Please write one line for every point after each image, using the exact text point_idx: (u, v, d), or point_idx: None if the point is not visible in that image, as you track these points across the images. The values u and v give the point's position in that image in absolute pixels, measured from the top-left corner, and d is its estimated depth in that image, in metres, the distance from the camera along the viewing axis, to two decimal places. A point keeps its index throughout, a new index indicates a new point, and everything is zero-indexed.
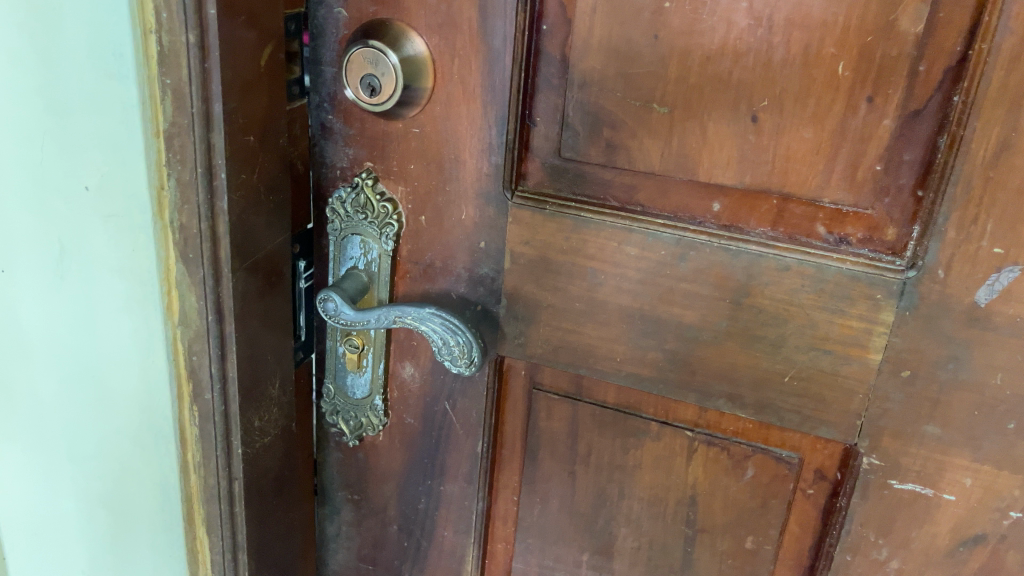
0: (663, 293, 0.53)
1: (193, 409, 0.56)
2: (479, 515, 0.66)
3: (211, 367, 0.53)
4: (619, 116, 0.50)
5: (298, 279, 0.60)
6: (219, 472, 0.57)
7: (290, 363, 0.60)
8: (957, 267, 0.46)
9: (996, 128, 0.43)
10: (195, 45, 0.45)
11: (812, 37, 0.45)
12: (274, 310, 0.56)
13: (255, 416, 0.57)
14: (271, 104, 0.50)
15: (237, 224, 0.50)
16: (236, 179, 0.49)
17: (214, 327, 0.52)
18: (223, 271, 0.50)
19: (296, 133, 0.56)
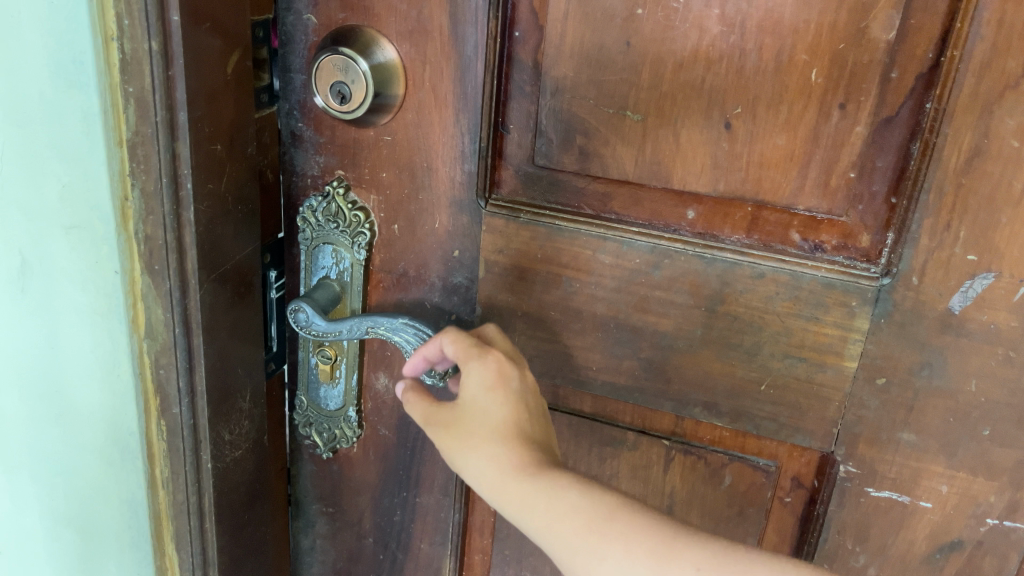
0: (638, 301, 0.53)
1: (161, 424, 0.55)
2: (456, 527, 0.65)
3: (179, 381, 0.52)
4: (592, 124, 0.50)
5: (270, 289, 0.59)
6: (188, 488, 0.55)
7: (261, 374, 0.59)
8: (930, 274, 0.46)
9: (967, 134, 0.43)
10: (158, 52, 0.43)
11: (784, 44, 0.45)
12: (243, 322, 0.55)
13: (224, 429, 0.56)
14: (238, 112, 0.49)
15: (204, 234, 0.49)
16: (202, 189, 0.48)
17: (181, 340, 0.51)
18: (189, 284, 0.49)
19: (266, 142, 0.55)
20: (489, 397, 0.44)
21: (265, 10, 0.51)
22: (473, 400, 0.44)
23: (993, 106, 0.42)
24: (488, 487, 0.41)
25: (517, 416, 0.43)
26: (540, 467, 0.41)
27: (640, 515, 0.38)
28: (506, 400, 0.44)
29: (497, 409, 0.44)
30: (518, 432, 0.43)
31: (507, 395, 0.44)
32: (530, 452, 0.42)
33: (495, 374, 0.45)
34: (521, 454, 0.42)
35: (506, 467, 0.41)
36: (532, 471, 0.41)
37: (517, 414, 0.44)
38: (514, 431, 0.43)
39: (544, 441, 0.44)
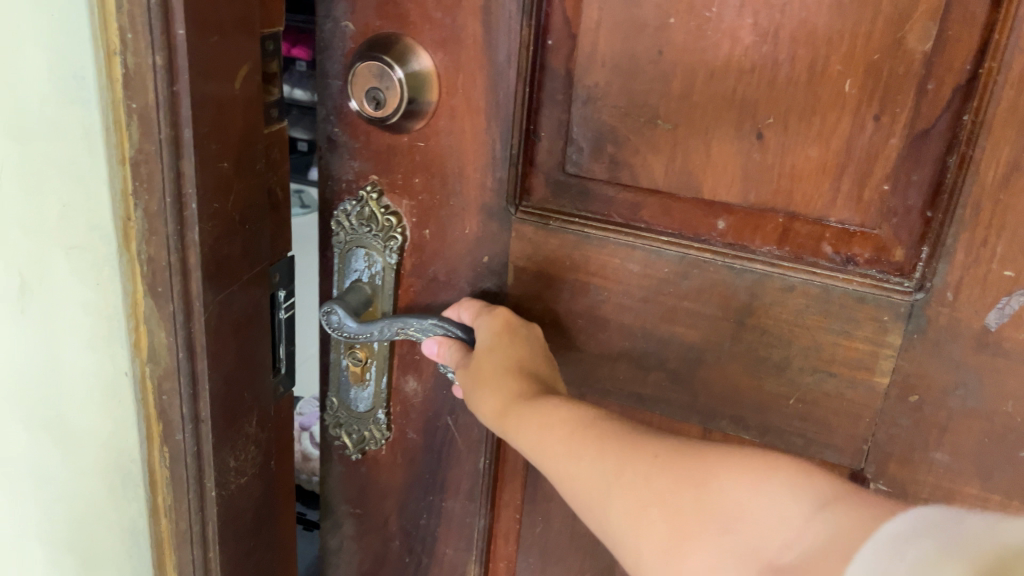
0: (665, 311, 0.52)
1: (164, 450, 0.56)
2: (481, 533, 0.65)
3: (182, 408, 0.53)
4: (624, 132, 0.50)
5: (278, 309, 0.61)
6: (192, 516, 0.57)
7: (269, 398, 0.60)
8: (966, 290, 0.45)
9: (1005, 148, 0.42)
10: (162, 67, 0.44)
11: (818, 54, 0.44)
12: (250, 343, 0.56)
13: (230, 456, 0.57)
14: (247, 127, 0.51)
15: (209, 254, 0.50)
16: (208, 209, 0.49)
17: (186, 364, 0.52)
18: (194, 308, 0.50)
19: (275, 157, 0.56)
20: (496, 340, 0.50)
21: (277, 21, 0.52)
22: (484, 345, 0.50)
23: None
24: (499, 416, 0.47)
25: (523, 356, 0.50)
26: (539, 395, 0.47)
27: (618, 424, 0.43)
28: (515, 343, 0.50)
29: (504, 350, 0.50)
30: (524, 368, 0.49)
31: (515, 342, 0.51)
32: (532, 385, 0.48)
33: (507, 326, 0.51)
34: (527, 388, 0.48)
35: (512, 395, 0.47)
36: (532, 397, 0.47)
37: (523, 354, 0.50)
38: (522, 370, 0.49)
39: (549, 379, 0.49)
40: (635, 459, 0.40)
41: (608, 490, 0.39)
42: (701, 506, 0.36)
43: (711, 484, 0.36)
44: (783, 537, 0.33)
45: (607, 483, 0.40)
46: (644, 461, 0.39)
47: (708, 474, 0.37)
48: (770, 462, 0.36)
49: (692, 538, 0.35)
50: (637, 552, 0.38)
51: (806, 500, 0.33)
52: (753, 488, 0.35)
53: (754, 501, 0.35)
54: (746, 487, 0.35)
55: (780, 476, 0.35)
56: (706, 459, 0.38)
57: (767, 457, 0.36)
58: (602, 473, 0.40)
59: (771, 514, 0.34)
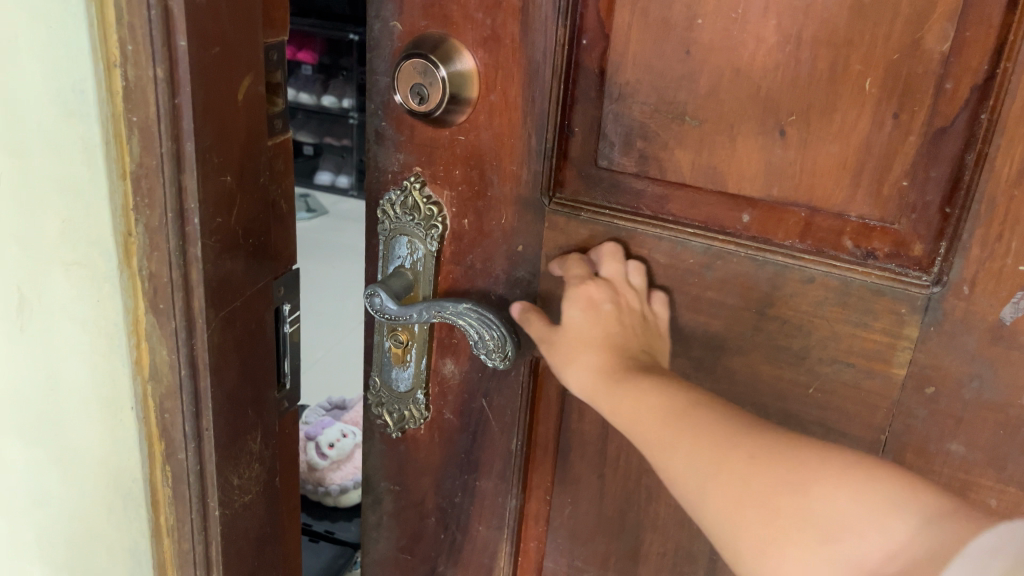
0: (690, 301, 0.55)
1: (166, 469, 0.61)
2: (513, 512, 0.68)
3: (185, 428, 0.58)
4: (653, 128, 0.52)
5: (283, 322, 0.65)
6: (195, 535, 0.62)
7: (271, 416, 0.65)
8: (981, 284, 0.46)
9: (1019, 145, 0.44)
10: (162, 79, 0.48)
11: (838, 54, 0.46)
12: (252, 359, 0.61)
13: (233, 475, 0.62)
14: (249, 140, 0.55)
15: (212, 268, 0.54)
16: (211, 223, 0.53)
17: (188, 382, 0.57)
18: (197, 322, 0.55)
19: (280, 169, 0.60)
20: (587, 324, 0.54)
21: (280, 33, 0.57)
22: (574, 329, 0.54)
23: None
24: (589, 392, 0.52)
25: (610, 334, 0.53)
26: (631, 377, 0.51)
27: (709, 411, 0.47)
28: (603, 321, 0.54)
29: (592, 331, 0.54)
30: (614, 346, 0.53)
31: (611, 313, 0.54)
32: (625, 364, 0.52)
33: (606, 297, 0.54)
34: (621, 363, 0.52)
35: (604, 376, 0.52)
36: (623, 380, 0.51)
37: (611, 331, 0.53)
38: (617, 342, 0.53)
39: (637, 351, 0.53)
40: (732, 456, 0.44)
41: (705, 486, 0.44)
42: (802, 512, 0.40)
43: (813, 491, 0.41)
44: (887, 552, 0.38)
45: (703, 480, 0.44)
46: (740, 460, 0.43)
47: (806, 481, 0.41)
48: (870, 476, 0.40)
49: (790, 539, 0.40)
50: (734, 541, 0.42)
51: (907, 517, 0.38)
52: (855, 500, 0.40)
53: (856, 513, 0.39)
54: (848, 499, 0.40)
55: (883, 490, 0.40)
56: (801, 463, 0.42)
57: (871, 467, 0.41)
58: (699, 467, 0.44)
59: (877, 528, 0.38)
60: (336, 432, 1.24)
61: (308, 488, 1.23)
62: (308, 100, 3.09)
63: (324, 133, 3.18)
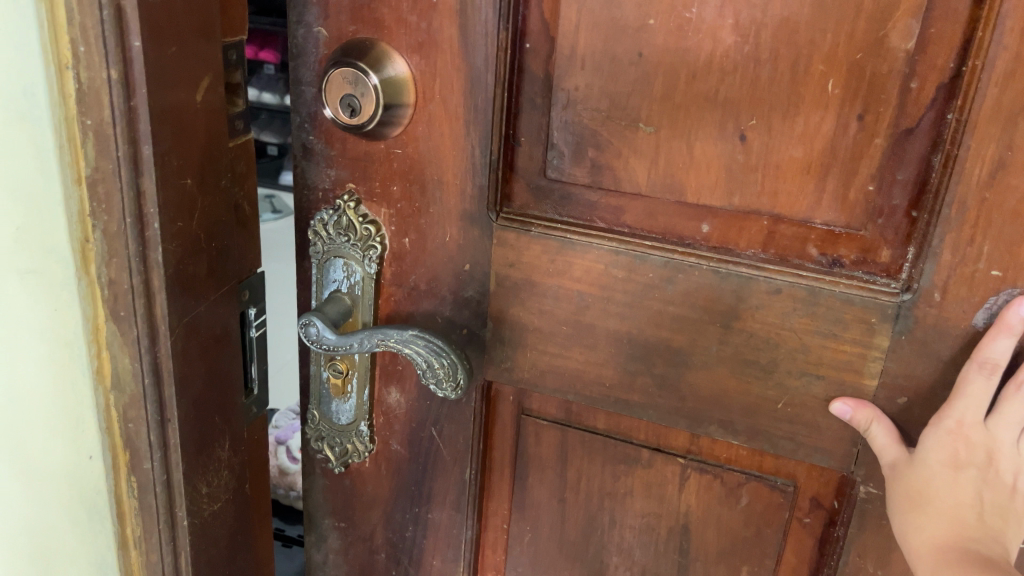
0: (651, 316, 0.51)
1: (132, 480, 0.55)
2: (469, 543, 0.64)
3: (151, 436, 0.52)
4: (605, 136, 0.49)
5: (248, 327, 0.60)
6: (163, 548, 0.56)
7: (241, 424, 0.60)
8: (953, 290, 0.44)
9: (990, 146, 0.41)
10: (117, 80, 0.44)
11: (800, 54, 0.44)
12: (219, 364, 0.56)
13: (202, 482, 0.57)
14: (209, 142, 0.51)
15: (173, 277, 0.49)
16: (171, 228, 0.49)
17: (152, 391, 0.51)
18: (159, 330, 0.50)
19: (241, 171, 0.55)
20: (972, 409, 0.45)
21: (239, 32, 0.53)
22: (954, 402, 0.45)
23: (1018, 117, 0.40)
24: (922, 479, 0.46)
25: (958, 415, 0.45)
26: (952, 475, 0.46)
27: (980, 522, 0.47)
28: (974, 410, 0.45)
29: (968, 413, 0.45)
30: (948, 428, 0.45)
31: (996, 481, 0.46)
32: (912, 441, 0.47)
33: (979, 458, 0.46)
34: (963, 509, 0.47)
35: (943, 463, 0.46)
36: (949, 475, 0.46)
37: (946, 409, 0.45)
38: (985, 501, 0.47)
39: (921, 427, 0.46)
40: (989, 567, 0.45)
41: None
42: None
43: None
44: None
45: None
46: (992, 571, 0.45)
47: None
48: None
49: None
50: None
51: None
52: None
53: None
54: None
55: None
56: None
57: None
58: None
59: None
60: None
61: (278, 493, 1.06)
62: None
63: None
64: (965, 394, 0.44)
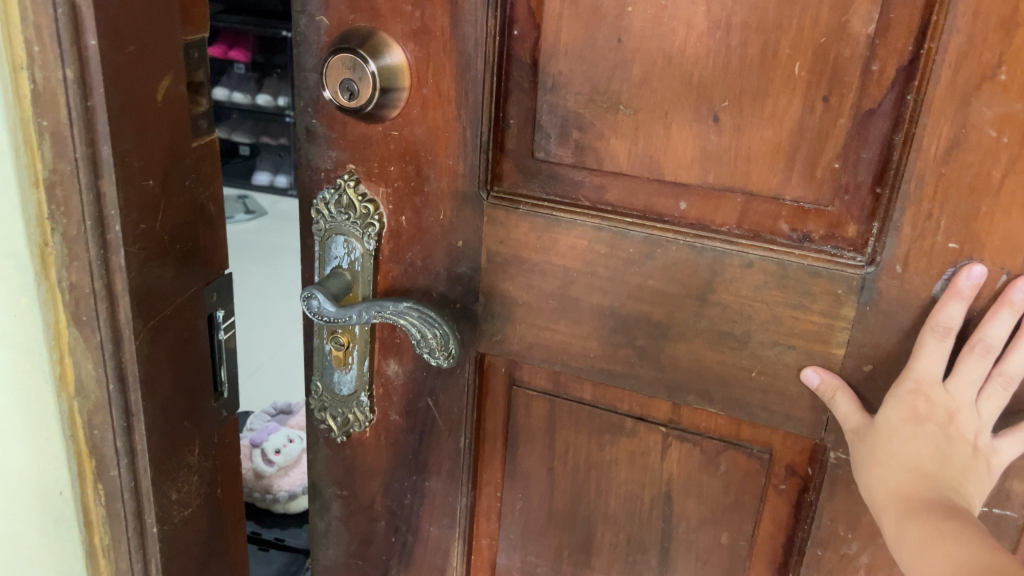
0: (632, 290, 0.54)
1: (99, 487, 0.58)
2: (464, 510, 0.67)
3: (116, 441, 0.56)
4: (587, 118, 0.52)
5: (218, 329, 0.63)
6: (132, 555, 0.60)
7: (212, 426, 0.64)
8: (914, 262, 0.47)
9: (946, 125, 0.44)
10: (73, 79, 0.46)
11: (768, 39, 0.46)
12: (188, 369, 0.59)
13: (171, 488, 0.60)
14: (174, 140, 0.54)
15: (137, 278, 0.53)
16: (135, 229, 0.52)
17: (116, 394, 0.54)
18: (123, 334, 0.53)
19: (207, 171, 0.58)
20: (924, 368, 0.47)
21: (200, 31, 0.55)
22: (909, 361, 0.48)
23: (970, 97, 0.43)
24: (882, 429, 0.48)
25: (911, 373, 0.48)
26: (916, 427, 0.48)
27: (947, 472, 0.47)
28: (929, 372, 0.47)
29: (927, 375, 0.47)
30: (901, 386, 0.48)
31: (958, 436, 0.47)
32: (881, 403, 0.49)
33: (939, 415, 0.47)
34: (926, 460, 0.47)
35: (903, 417, 0.48)
36: (912, 426, 0.48)
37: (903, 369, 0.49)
38: (946, 455, 0.47)
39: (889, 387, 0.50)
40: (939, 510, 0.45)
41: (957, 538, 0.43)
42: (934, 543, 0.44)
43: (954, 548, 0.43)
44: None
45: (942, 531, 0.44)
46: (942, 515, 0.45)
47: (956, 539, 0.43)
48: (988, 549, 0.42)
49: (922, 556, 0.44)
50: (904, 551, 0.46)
51: None
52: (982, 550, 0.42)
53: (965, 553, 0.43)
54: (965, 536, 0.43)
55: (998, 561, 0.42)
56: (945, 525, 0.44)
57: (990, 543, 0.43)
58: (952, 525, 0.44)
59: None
60: (281, 439, 1.22)
61: (255, 496, 1.20)
62: (241, 101, 2.95)
63: (257, 133, 3.05)
64: (922, 356, 0.47)
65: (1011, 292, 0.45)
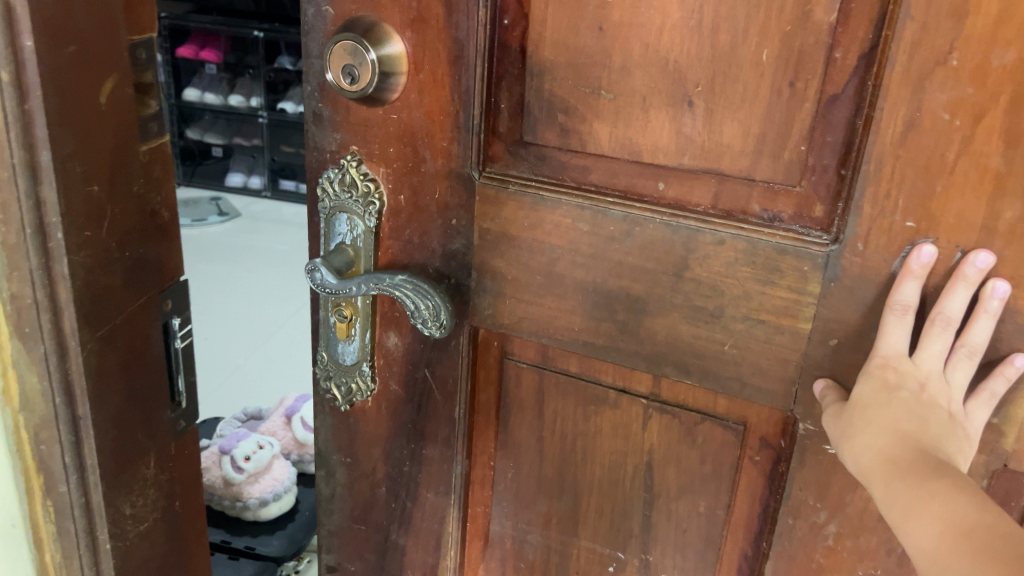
0: (613, 266, 0.57)
1: (47, 504, 0.60)
2: (459, 478, 0.70)
3: (64, 457, 0.57)
4: (572, 103, 0.55)
5: (174, 337, 0.65)
6: (84, 569, 0.61)
7: (167, 438, 0.66)
8: (874, 240, 0.50)
9: (902, 109, 0.46)
10: (9, 82, 0.48)
11: (737, 28, 0.49)
12: (140, 381, 0.61)
13: (125, 503, 0.62)
14: (118, 144, 0.55)
15: (81, 285, 0.54)
16: (79, 236, 0.53)
17: (63, 408, 0.56)
18: (68, 347, 0.55)
19: (156, 175, 0.60)
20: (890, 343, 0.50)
21: (149, 33, 0.57)
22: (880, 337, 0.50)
23: (924, 82, 0.45)
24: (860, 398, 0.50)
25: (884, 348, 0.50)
26: (891, 394, 0.49)
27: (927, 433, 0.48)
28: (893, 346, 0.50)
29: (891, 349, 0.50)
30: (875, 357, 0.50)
31: (933, 405, 0.49)
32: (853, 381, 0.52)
33: (912, 383, 0.49)
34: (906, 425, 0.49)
35: (876, 387, 0.50)
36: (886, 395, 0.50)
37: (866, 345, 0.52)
38: (923, 419, 0.49)
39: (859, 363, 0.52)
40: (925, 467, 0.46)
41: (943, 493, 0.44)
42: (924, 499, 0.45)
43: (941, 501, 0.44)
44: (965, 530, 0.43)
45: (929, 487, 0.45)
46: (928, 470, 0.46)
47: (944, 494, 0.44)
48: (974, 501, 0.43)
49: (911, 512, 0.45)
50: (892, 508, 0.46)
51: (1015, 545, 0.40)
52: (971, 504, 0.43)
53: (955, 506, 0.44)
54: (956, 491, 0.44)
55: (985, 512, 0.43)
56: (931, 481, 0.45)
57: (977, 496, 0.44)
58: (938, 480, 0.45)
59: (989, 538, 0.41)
60: (251, 445, 1.24)
61: (225, 504, 1.23)
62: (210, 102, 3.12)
63: (236, 134, 3.22)
64: (886, 333, 0.49)
65: (966, 266, 0.47)
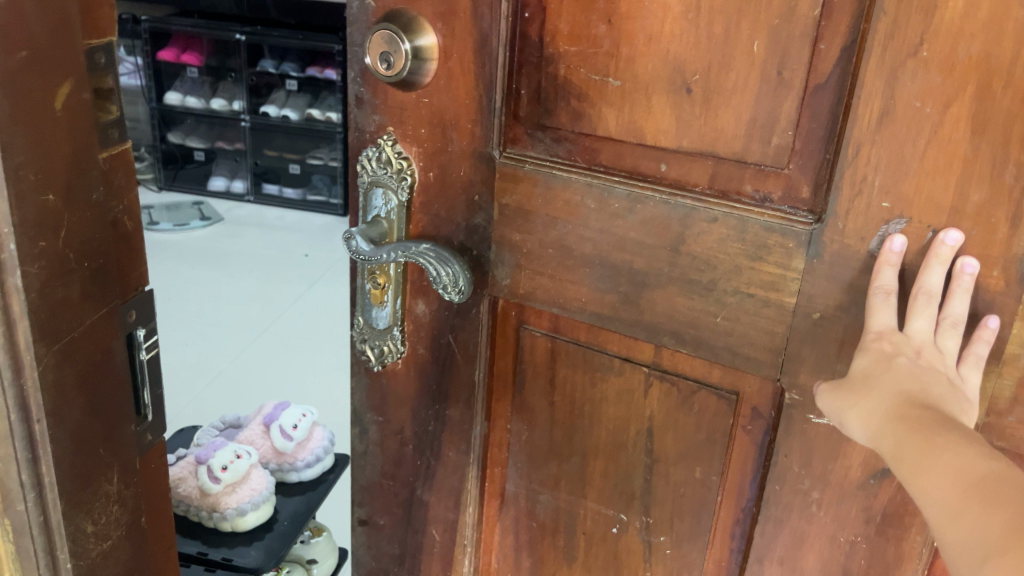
0: (617, 241, 0.62)
1: (7, 524, 0.64)
2: (479, 438, 0.76)
3: (20, 475, 0.61)
4: (583, 89, 0.61)
5: (138, 347, 0.71)
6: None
7: (129, 449, 0.70)
8: (852, 220, 0.53)
9: (877, 97, 0.50)
10: None
11: (730, 21, 0.54)
12: (99, 396, 0.65)
13: (86, 522, 0.66)
14: (76, 148, 0.59)
15: (36, 298, 0.57)
16: (33, 248, 0.57)
17: (20, 426, 0.60)
18: (22, 362, 0.58)
19: (120, 181, 0.66)
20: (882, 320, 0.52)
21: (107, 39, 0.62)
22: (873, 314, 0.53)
23: (896, 72, 0.49)
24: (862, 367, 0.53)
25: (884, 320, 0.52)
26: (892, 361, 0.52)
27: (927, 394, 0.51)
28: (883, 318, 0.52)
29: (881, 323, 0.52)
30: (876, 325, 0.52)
31: (931, 369, 0.51)
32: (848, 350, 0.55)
33: (910, 348, 0.52)
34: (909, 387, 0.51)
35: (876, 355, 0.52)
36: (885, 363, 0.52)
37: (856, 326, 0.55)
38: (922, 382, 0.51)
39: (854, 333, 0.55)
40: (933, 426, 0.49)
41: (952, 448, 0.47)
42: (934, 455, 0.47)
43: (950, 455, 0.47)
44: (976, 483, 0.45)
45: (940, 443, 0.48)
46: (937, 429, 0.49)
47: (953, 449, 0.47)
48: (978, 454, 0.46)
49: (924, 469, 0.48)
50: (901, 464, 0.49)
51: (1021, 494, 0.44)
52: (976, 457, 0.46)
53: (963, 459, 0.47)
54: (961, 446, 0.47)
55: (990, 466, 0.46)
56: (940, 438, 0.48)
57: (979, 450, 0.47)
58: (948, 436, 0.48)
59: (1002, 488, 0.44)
60: (229, 454, 1.26)
61: (202, 514, 1.26)
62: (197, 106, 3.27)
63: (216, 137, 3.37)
64: (873, 312, 0.52)
65: (938, 244, 0.51)
